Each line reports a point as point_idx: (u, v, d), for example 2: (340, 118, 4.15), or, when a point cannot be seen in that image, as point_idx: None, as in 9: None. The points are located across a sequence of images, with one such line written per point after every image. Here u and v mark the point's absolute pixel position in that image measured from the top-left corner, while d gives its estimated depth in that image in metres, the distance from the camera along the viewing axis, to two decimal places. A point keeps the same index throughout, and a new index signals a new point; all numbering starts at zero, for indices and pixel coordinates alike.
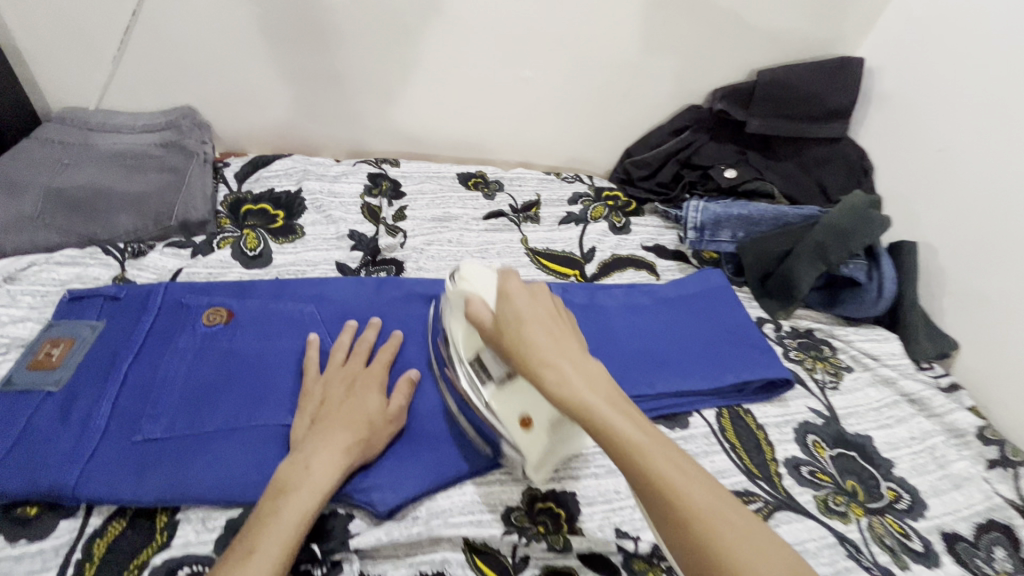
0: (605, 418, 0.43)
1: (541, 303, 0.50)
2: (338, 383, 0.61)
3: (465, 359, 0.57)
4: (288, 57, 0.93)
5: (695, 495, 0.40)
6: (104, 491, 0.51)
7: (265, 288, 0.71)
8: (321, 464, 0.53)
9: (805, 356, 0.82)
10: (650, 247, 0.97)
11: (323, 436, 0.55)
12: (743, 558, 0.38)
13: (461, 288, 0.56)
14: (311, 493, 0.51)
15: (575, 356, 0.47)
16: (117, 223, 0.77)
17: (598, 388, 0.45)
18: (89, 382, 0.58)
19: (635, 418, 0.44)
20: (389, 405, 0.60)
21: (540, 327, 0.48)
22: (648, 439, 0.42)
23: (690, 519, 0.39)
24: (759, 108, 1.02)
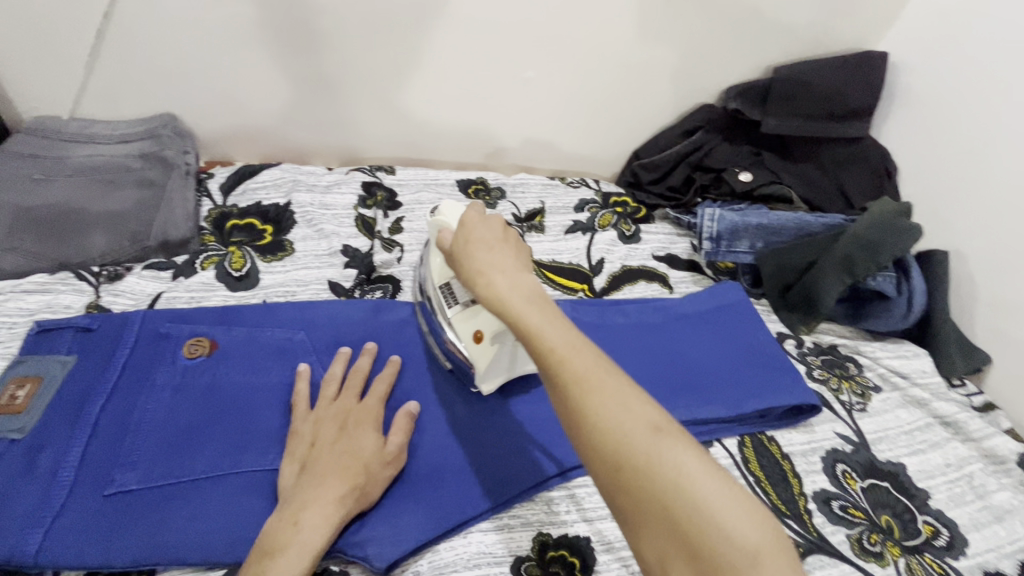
0: (511, 298, 0.44)
1: (490, 220, 0.52)
2: (330, 422, 0.55)
3: (438, 284, 0.64)
4: (275, 60, 0.87)
5: (586, 364, 0.40)
6: (74, 554, 0.47)
7: (251, 314, 0.66)
8: (311, 519, 0.48)
9: (829, 375, 0.76)
10: (662, 257, 0.91)
11: (312, 485, 0.50)
12: (616, 420, 0.38)
13: (435, 221, 0.62)
14: (301, 553, 0.46)
15: (501, 256, 0.48)
16: (90, 244, 0.72)
17: (509, 274, 0.46)
18: (56, 429, 0.53)
19: (544, 302, 0.44)
20: (386, 445, 0.55)
21: (480, 238, 0.49)
22: (550, 320, 0.43)
23: (573, 387, 0.39)
24: (775, 107, 0.96)
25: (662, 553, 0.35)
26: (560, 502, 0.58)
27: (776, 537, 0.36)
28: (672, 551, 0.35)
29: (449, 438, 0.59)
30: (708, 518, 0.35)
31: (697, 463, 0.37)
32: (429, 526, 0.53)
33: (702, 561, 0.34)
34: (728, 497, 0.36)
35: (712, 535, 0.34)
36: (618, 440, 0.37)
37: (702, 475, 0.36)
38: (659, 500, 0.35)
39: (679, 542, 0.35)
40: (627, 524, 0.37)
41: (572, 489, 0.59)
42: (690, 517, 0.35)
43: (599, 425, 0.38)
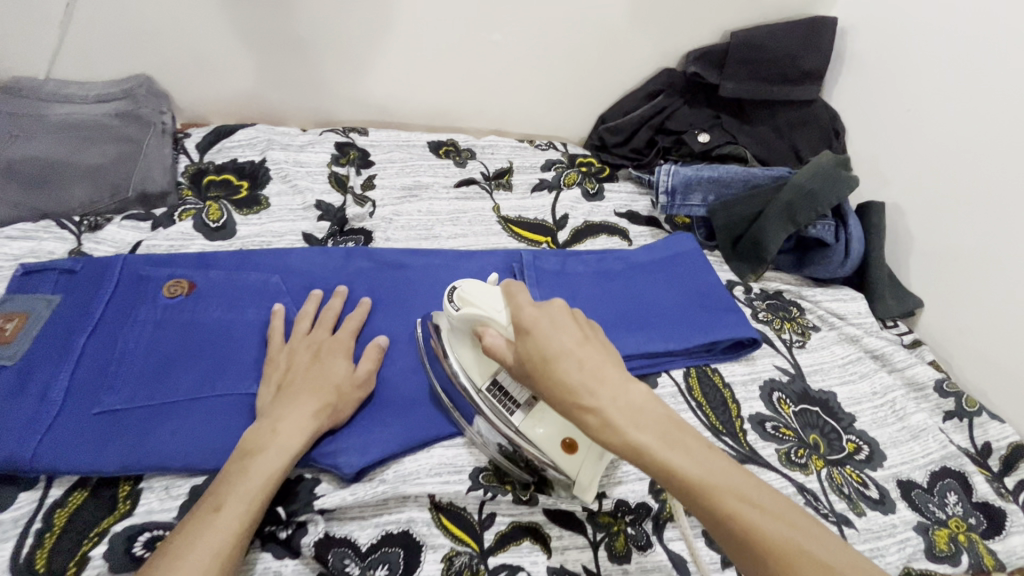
0: (657, 450, 0.42)
1: (560, 324, 0.47)
2: (303, 351, 0.60)
3: (484, 386, 0.57)
4: (246, 20, 0.89)
5: (773, 527, 0.40)
6: (65, 462, 0.51)
7: (228, 259, 0.70)
8: (288, 427, 0.52)
9: (773, 317, 0.83)
10: (623, 213, 0.96)
11: (288, 401, 0.55)
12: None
13: (467, 316, 0.55)
14: (279, 453, 0.51)
15: (602, 373, 0.45)
16: (72, 196, 0.75)
17: (639, 416, 0.44)
18: (44, 356, 0.57)
19: (683, 444, 0.43)
20: (356, 370, 0.60)
21: (568, 353, 0.46)
22: (706, 469, 0.42)
23: (777, 561, 0.39)
24: (732, 70, 1.01)
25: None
26: None
27: None
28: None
29: (416, 367, 0.64)
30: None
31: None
32: (396, 440, 0.58)
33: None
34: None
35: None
36: None
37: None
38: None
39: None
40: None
41: None
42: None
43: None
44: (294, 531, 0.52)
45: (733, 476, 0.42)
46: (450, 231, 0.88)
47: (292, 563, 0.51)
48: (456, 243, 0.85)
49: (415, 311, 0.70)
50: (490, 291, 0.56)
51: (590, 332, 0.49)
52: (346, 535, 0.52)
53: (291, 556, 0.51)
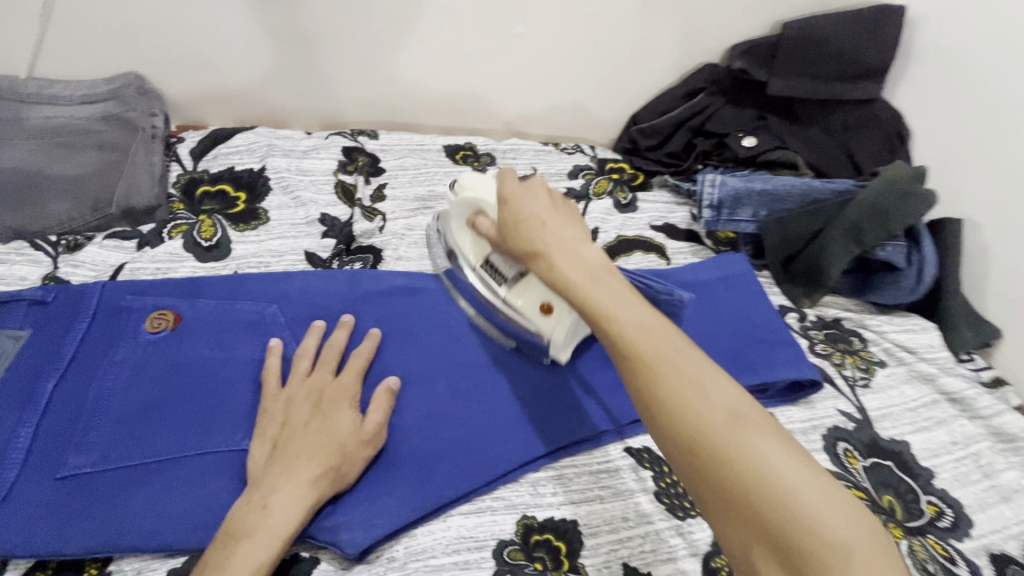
0: (580, 285, 0.43)
1: (534, 189, 0.51)
2: (302, 400, 0.52)
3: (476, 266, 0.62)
4: (244, 13, 0.81)
5: (656, 347, 0.38)
6: (21, 541, 0.44)
7: (218, 286, 0.62)
8: (281, 503, 0.45)
9: (833, 349, 0.73)
10: (659, 227, 0.87)
11: (283, 467, 0.47)
12: (691, 401, 0.36)
13: (463, 199, 0.60)
14: (268, 539, 0.43)
15: (558, 228, 0.48)
16: (48, 211, 0.68)
17: (574, 257, 0.45)
18: (5, 408, 0.50)
19: (612, 280, 0.43)
20: (363, 423, 0.51)
21: (529, 212, 0.49)
22: (615, 300, 0.41)
23: (645, 371, 0.37)
24: (783, 66, 0.90)
25: (747, 546, 0.34)
26: (546, 483, 0.55)
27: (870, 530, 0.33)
28: (755, 539, 0.33)
29: (431, 415, 0.56)
30: (800, 508, 0.32)
31: (784, 456, 0.34)
32: (407, 511, 0.50)
33: (789, 555, 0.32)
34: (817, 481, 0.34)
35: (799, 525, 0.32)
36: (695, 424, 0.35)
37: (789, 464, 0.34)
38: (745, 493, 0.33)
39: (761, 531, 0.33)
40: (706, 510, 0.35)
41: (559, 470, 0.56)
42: (779, 510, 0.32)
43: (679, 412, 0.36)
44: None
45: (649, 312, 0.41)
46: None
47: None
48: None
49: (430, 345, 0.62)
50: (485, 178, 0.60)
51: (566, 205, 0.51)
52: None
53: None
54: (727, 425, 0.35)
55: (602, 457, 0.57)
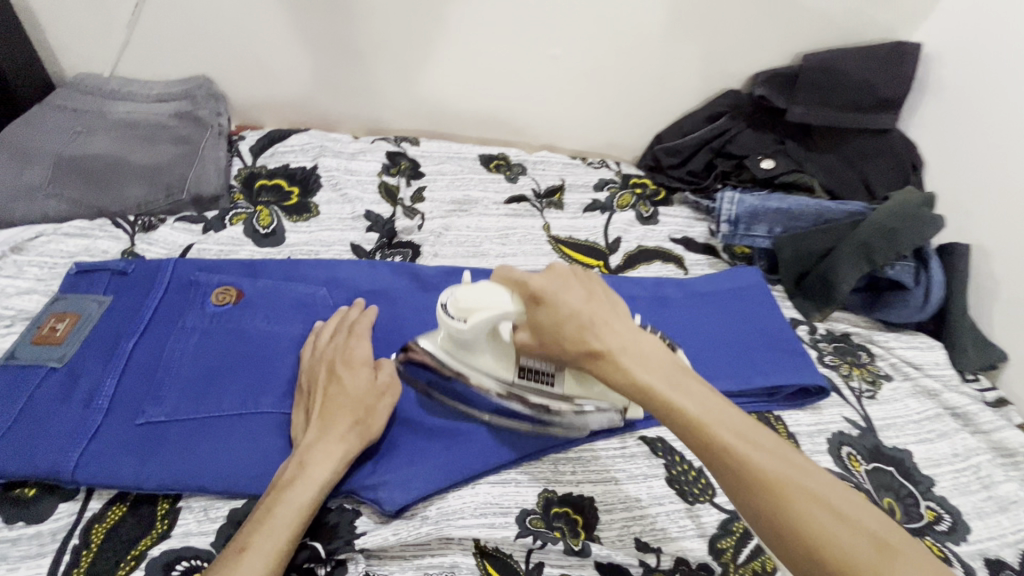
0: (664, 385, 0.46)
1: (572, 289, 0.52)
2: (321, 367, 0.56)
3: (514, 378, 0.57)
4: (307, 26, 0.89)
5: (768, 463, 0.41)
6: (106, 475, 0.50)
7: (277, 268, 0.69)
8: (315, 459, 0.50)
9: (841, 361, 0.77)
10: (679, 239, 0.92)
11: (316, 431, 0.51)
12: (828, 527, 0.38)
13: (476, 323, 0.52)
14: (307, 487, 0.48)
15: (619, 330, 0.51)
16: (127, 195, 0.75)
17: (643, 358, 0.49)
18: (92, 360, 0.56)
19: (692, 389, 0.47)
20: (376, 378, 0.55)
21: (578, 316, 0.50)
22: (708, 412, 0.45)
23: (770, 492, 0.40)
24: (802, 96, 0.95)
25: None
26: (567, 463, 0.59)
27: None
28: None
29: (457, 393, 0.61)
30: None
31: (925, 573, 0.36)
32: (440, 477, 0.55)
33: None
34: None
35: None
36: (834, 549, 0.37)
37: None
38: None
39: None
40: None
41: (579, 452, 0.60)
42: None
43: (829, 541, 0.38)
44: (334, 566, 0.50)
45: (745, 425, 0.44)
46: (499, 250, 0.85)
47: None
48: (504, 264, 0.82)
49: None
50: (477, 287, 0.53)
51: (599, 299, 0.52)
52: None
53: None
54: (867, 545, 0.37)
55: (619, 443, 0.62)
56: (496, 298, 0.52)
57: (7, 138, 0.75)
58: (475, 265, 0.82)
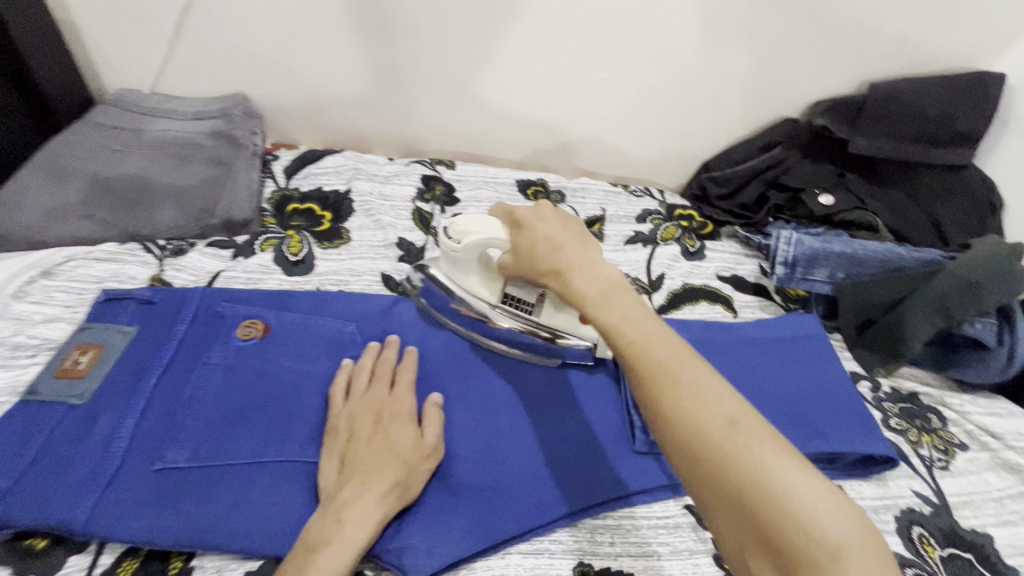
0: (591, 291, 0.45)
1: (544, 212, 0.53)
2: (365, 415, 0.54)
3: (498, 302, 0.62)
4: (347, 45, 0.87)
5: (661, 353, 0.40)
6: (120, 527, 0.47)
7: (304, 301, 0.66)
8: (354, 517, 0.46)
9: (908, 425, 0.70)
10: (726, 278, 0.86)
11: (354, 484, 0.48)
12: (693, 409, 0.37)
13: (468, 245, 0.59)
14: (344, 551, 0.45)
15: (568, 241, 0.49)
16: (159, 219, 0.73)
17: (590, 274, 0.45)
18: (114, 398, 0.54)
19: (618, 292, 0.44)
20: (423, 437, 0.54)
21: (542, 235, 0.51)
22: (621, 312, 0.43)
23: (649, 375, 0.39)
24: (866, 126, 0.88)
25: (742, 543, 0.35)
26: (605, 532, 0.54)
27: (861, 524, 0.34)
28: (748, 540, 0.34)
29: (490, 445, 0.57)
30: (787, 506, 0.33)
31: (780, 458, 0.35)
32: (467, 543, 0.50)
33: (776, 551, 0.33)
34: (809, 486, 0.34)
35: (794, 527, 0.33)
36: (693, 429, 0.36)
37: (784, 469, 0.34)
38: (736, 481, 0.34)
39: (756, 536, 0.34)
40: (703, 506, 0.37)
41: (619, 520, 0.55)
42: (776, 511, 0.33)
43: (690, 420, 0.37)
44: None
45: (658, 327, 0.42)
46: None
47: None
48: None
49: (494, 375, 0.63)
50: (482, 214, 0.59)
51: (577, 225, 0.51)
52: None
53: None
54: (722, 426, 0.36)
55: (662, 512, 0.57)
56: (490, 224, 0.58)
57: (45, 156, 0.75)
58: None
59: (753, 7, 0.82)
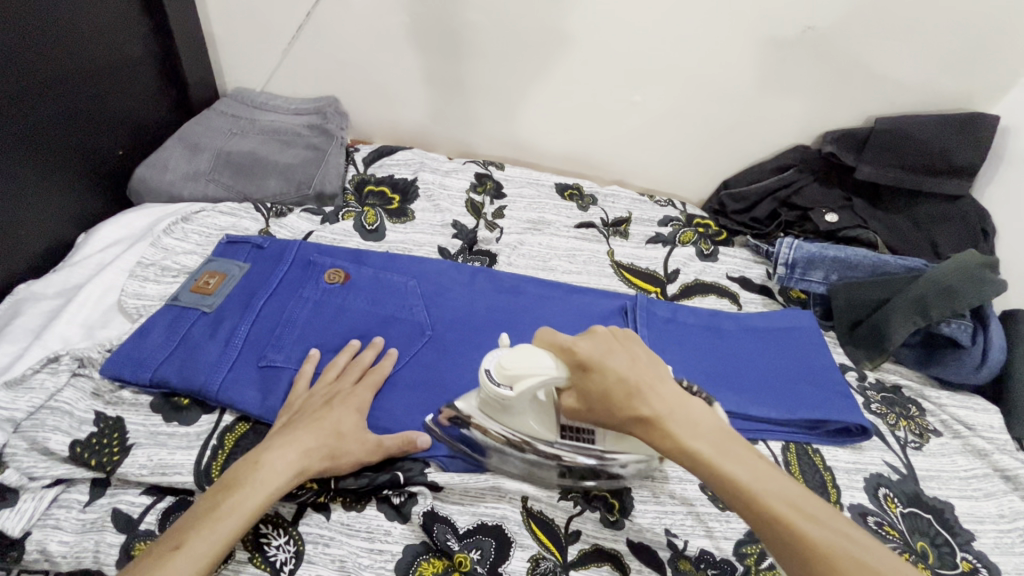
0: (712, 454, 0.46)
1: (611, 352, 0.51)
2: (320, 397, 0.60)
3: (557, 438, 0.57)
4: (424, 61, 1.04)
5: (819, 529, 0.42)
6: (235, 398, 0.62)
7: (376, 259, 0.80)
8: (272, 463, 0.52)
9: (888, 410, 0.79)
10: (736, 278, 0.97)
11: (284, 437, 0.54)
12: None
13: (522, 389, 0.53)
14: (256, 492, 0.50)
15: (660, 390, 0.49)
16: (267, 186, 0.91)
17: (691, 421, 0.48)
18: (233, 310, 0.70)
19: (739, 455, 0.46)
20: (364, 429, 0.58)
21: (620, 380, 0.49)
22: (756, 479, 0.44)
23: (816, 552, 0.41)
24: (871, 155, 0.99)
25: None
26: None
27: None
28: None
29: None
30: None
31: None
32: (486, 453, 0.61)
33: None
34: None
35: None
36: None
37: None
38: None
39: None
40: None
41: None
42: None
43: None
44: (406, 498, 0.57)
45: (773, 474, 0.45)
46: (566, 266, 0.93)
47: (401, 527, 0.55)
48: (570, 279, 0.90)
49: (528, 332, 0.75)
50: (521, 354, 0.54)
51: (638, 358, 0.52)
52: (447, 515, 0.56)
53: (400, 521, 0.55)
54: None
55: None
56: (536, 362, 0.53)
57: (185, 133, 0.94)
58: (542, 277, 0.90)
59: (773, 46, 0.96)
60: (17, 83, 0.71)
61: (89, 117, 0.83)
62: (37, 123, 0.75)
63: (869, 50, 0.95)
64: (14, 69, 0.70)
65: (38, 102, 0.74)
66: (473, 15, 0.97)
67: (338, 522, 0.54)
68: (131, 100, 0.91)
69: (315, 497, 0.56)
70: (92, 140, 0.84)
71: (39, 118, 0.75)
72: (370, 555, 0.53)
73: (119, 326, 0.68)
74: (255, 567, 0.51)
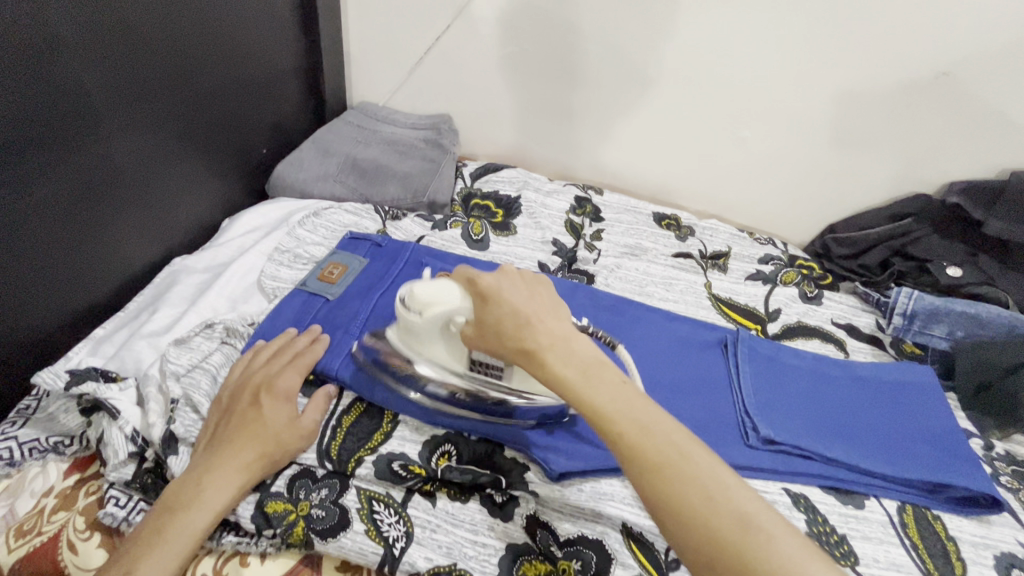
0: (571, 380, 0.48)
1: (511, 286, 0.55)
2: (246, 390, 0.60)
3: (467, 370, 0.61)
4: (536, 86, 1.10)
5: (659, 445, 0.44)
6: (352, 378, 0.64)
7: (482, 267, 0.84)
8: (214, 482, 0.53)
9: (1020, 486, 0.72)
10: (842, 324, 0.92)
11: (221, 453, 0.54)
12: (698, 502, 0.42)
13: (428, 314, 0.58)
14: (203, 512, 0.51)
15: (542, 322, 0.52)
16: (387, 192, 0.98)
17: (563, 351, 0.50)
18: (353, 300, 0.74)
19: (603, 377, 0.49)
20: (300, 419, 0.59)
21: (511, 306, 0.52)
22: (610, 399, 0.47)
23: (651, 466, 0.44)
24: (1005, 210, 0.91)
25: None
26: None
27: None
28: None
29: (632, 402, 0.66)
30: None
31: (785, 528, 0.41)
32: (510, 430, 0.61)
33: None
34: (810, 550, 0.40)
35: None
36: (703, 516, 0.41)
37: (799, 550, 0.39)
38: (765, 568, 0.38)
39: None
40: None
41: None
42: None
43: (679, 480, 0.43)
44: (508, 499, 0.58)
45: (629, 396, 0.48)
46: (662, 293, 0.93)
47: (502, 525, 0.56)
48: (666, 307, 0.90)
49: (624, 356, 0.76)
50: (436, 284, 0.59)
51: (539, 295, 0.55)
52: (548, 521, 0.57)
53: (502, 519, 0.57)
54: (732, 510, 0.41)
55: (762, 487, 0.66)
56: (441, 290, 0.58)
57: (317, 138, 1.04)
58: (638, 302, 0.91)
59: (897, 90, 0.94)
60: (198, 82, 0.81)
61: (245, 116, 0.93)
62: (207, 119, 0.85)
63: (1010, 99, 0.90)
64: (198, 70, 0.81)
65: (211, 101, 0.85)
66: (589, 46, 1.02)
67: (443, 511, 0.57)
68: (279, 106, 1.01)
69: (421, 484, 0.58)
70: (247, 138, 0.94)
71: (208, 113, 0.85)
72: (474, 547, 0.54)
73: (258, 303, 0.76)
74: (369, 538, 0.54)
